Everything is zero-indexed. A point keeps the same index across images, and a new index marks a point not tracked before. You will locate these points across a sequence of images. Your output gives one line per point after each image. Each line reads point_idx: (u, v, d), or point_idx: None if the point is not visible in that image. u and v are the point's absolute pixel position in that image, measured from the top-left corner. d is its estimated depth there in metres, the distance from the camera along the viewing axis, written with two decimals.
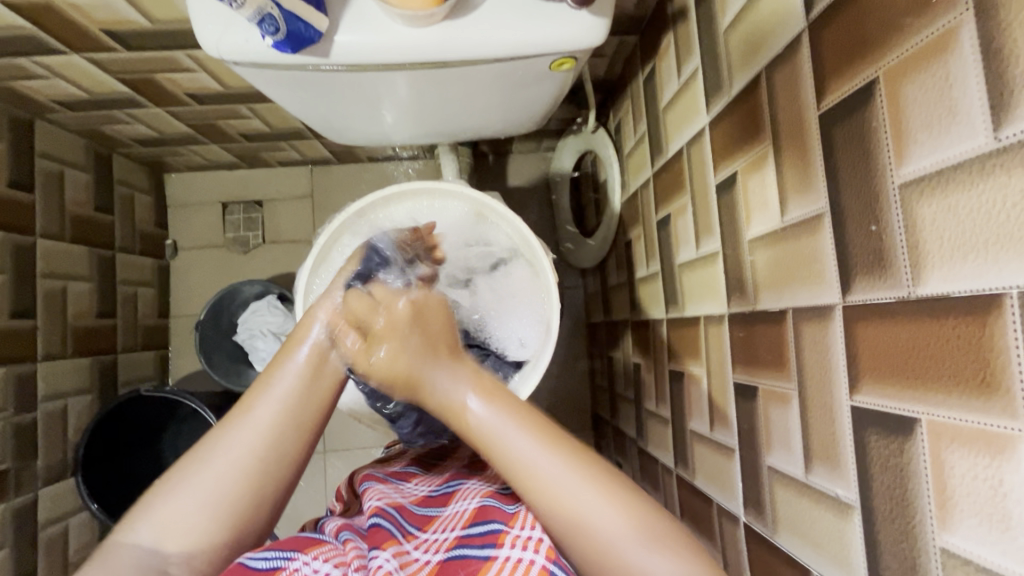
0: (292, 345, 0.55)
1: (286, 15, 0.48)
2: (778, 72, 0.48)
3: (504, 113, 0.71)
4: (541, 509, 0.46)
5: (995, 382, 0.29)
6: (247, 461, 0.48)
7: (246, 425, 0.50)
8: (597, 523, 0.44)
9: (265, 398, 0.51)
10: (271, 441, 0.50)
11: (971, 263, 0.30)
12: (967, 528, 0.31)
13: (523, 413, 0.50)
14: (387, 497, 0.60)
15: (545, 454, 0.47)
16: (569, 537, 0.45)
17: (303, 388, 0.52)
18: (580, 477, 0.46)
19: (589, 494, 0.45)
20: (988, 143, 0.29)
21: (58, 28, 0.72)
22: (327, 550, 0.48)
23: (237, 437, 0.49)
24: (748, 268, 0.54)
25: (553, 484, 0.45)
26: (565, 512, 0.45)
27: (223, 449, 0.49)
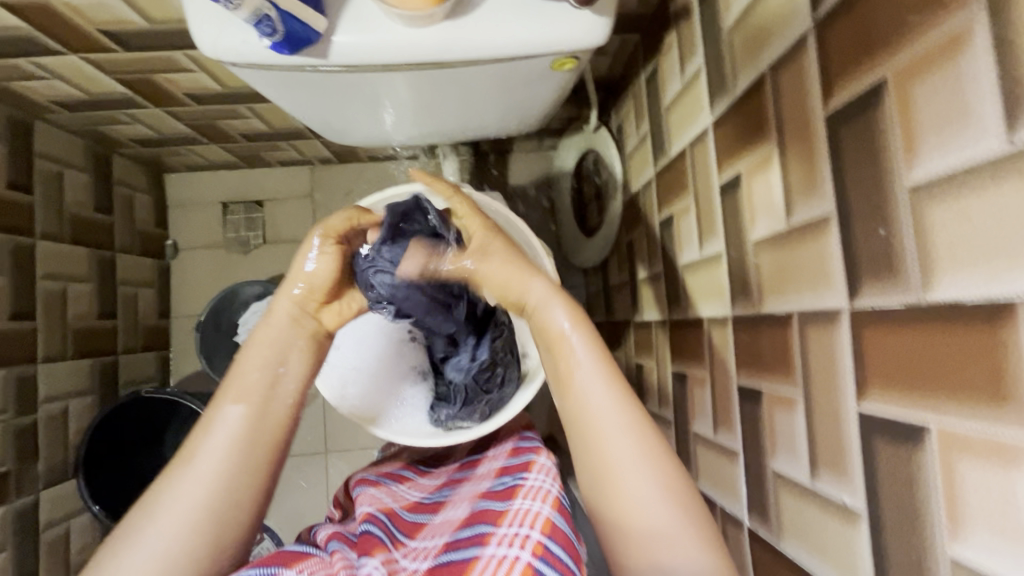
0: (229, 391, 0.55)
1: (283, 15, 0.47)
2: (783, 71, 0.47)
3: (506, 113, 0.71)
4: (579, 440, 0.52)
5: (1008, 393, 0.28)
6: (195, 511, 0.50)
7: (193, 475, 0.52)
8: (625, 474, 0.49)
9: (208, 446, 0.53)
10: (220, 487, 0.52)
11: (984, 270, 0.29)
12: (978, 539, 0.30)
13: (603, 356, 0.53)
14: (378, 503, 0.60)
15: (609, 400, 0.51)
16: (597, 477, 0.50)
17: (246, 434, 0.54)
18: (629, 426, 0.50)
19: (630, 445, 0.49)
20: (1002, 145, 0.28)
21: (56, 29, 0.71)
22: (313, 563, 0.48)
23: (186, 486, 0.51)
24: (753, 269, 0.53)
25: (604, 423, 0.50)
26: (601, 452, 0.50)
27: (174, 498, 0.51)
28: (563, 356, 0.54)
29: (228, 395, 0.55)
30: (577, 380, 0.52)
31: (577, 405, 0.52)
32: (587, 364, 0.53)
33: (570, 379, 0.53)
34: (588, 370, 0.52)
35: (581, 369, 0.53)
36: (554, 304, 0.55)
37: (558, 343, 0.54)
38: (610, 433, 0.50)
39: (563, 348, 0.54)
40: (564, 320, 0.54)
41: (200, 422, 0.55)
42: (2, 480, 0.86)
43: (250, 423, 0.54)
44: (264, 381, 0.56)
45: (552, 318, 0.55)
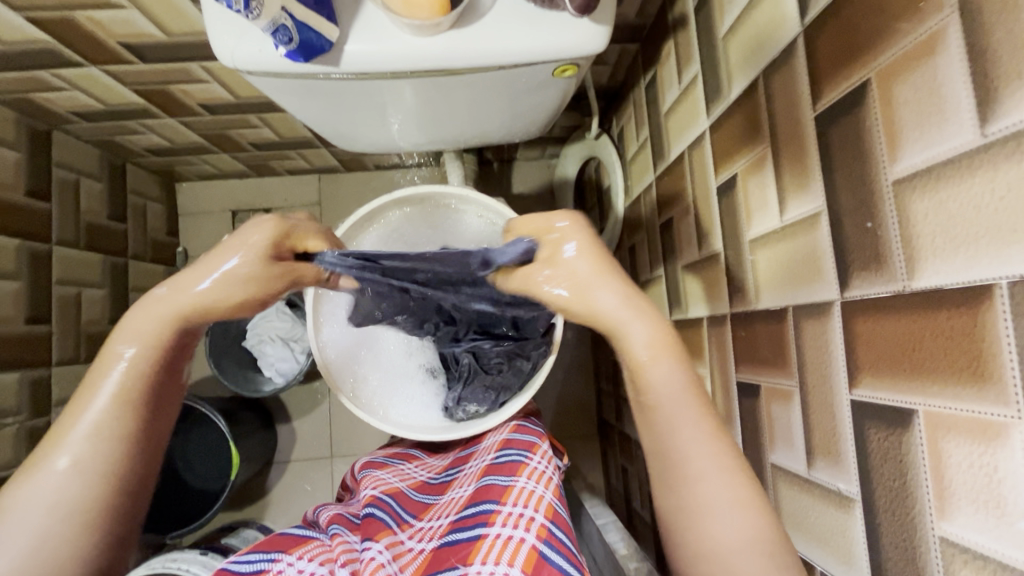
0: (85, 391, 0.45)
1: (298, 25, 0.49)
2: (774, 76, 0.49)
3: (510, 119, 0.73)
4: (670, 488, 0.45)
5: (988, 372, 0.30)
6: (64, 514, 0.42)
7: (64, 474, 0.43)
8: (715, 519, 0.43)
9: (72, 441, 0.44)
10: (94, 482, 0.43)
11: (964, 257, 0.31)
12: (965, 516, 0.32)
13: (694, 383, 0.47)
14: (384, 484, 0.61)
15: (696, 439, 0.45)
16: (682, 524, 0.44)
17: (121, 425, 0.45)
18: (720, 471, 0.44)
19: (723, 496, 0.43)
20: (975, 138, 0.30)
21: (78, 42, 0.75)
22: (314, 549, 0.48)
23: (49, 485, 0.42)
24: (749, 267, 0.55)
25: (690, 464, 0.45)
26: (689, 496, 0.44)
27: (31, 501, 0.42)
28: (647, 393, 0.47)
29: (93, 378, 0.45)
30: (657, 408, 0.46)
31: (659, 447, 0.46)
32: (672, 399, 0.46)
33: (653, 412, 0.47)
34: (678, 411, 0.46)
35: (664, 406, 0.46)
36: (636, 314, 0.47)
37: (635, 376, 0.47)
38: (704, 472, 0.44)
39: (639, 386, 0.47)
40: (644, 349, 0.47)
41: (51, 429, 0.45)
42: None
43: (126, 416, 0.46)
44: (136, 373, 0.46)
45: (625, 334, 0.47)
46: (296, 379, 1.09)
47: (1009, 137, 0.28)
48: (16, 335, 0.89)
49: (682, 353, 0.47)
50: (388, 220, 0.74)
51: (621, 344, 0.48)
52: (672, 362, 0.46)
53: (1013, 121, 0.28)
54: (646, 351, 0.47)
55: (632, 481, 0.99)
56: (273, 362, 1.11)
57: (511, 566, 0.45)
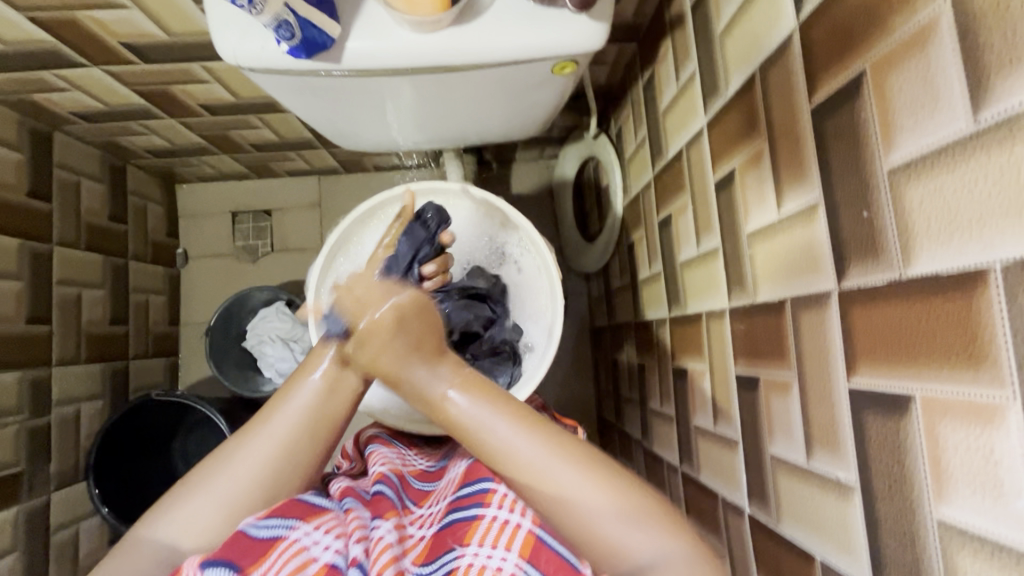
0: (308, 362, 0.55)
1: (301, 21, 0.50)
2: (770, 70, 0.50)
3: (509, 118, 0.74)
4: (525, 494, 0.47)
5: (983, 355, 0.30)
6: (268, 458, 0.51)
7: (267, 433, 0.52)
8: (576, 498, 0.45)
9: (286, 409, 0.53)
10: (284, 450, 0.52)
11: (959, 242, 0.31)
12: (962, 499, 0.32)
13: (489, 390, 0.50)
14: (390, 463, 0.63)
15: (528, 440, 0.47)
16: (553, 514, 0.46)
17: (319, 406, 0.53)
18: (562, 456, 0.46)
19: (575, 476, 0.45)
20: (968, 125, 0.30)
21: (81, 43, 0.75)
22: (329, 521, 0.50)
23: (261, 438, 0.52)
24: (747, 261, 0.56)
25: (531, 463, 0.46)
26: (547, 491, 0.45)
27: (248, 451, 0.51)
28: (478, 433, 0.48)
29: (314, 362, 0.55)
30: (478, 428, 0.48)
31: (502, 466, 0.47)
32: (485, 416, 0.48)
33: (467, 432, 0.49)
34: (488, 418, 0.48)
35: (488, 427, 0.48)
36: (412, 361, 0.51)
37: (443, 414, 0.50)
38: (517, 448, 0.47)
39: (457, 420, 0.49)
40: (447, 387, 0.50)
41: (285, 382, 0.55)
42: (14, 480, 0.88)
43: (318, 390, 0.54)
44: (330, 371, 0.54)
45: (419, 382, 0.51)
46: None
47: (1000, 123, 0.29)
48: (16, 334, 0.89)
49: (485, 381, 0.51)
50: (389, 210, 0.74)
51: (416, 389, 0.51)
52: (468, 390, 0.50)
53: (1004, 108, 0.28)
54: (450, 389, 0.50)
55: None
56: (272, 362, 1.11)
57: (508, 551, 0.46)
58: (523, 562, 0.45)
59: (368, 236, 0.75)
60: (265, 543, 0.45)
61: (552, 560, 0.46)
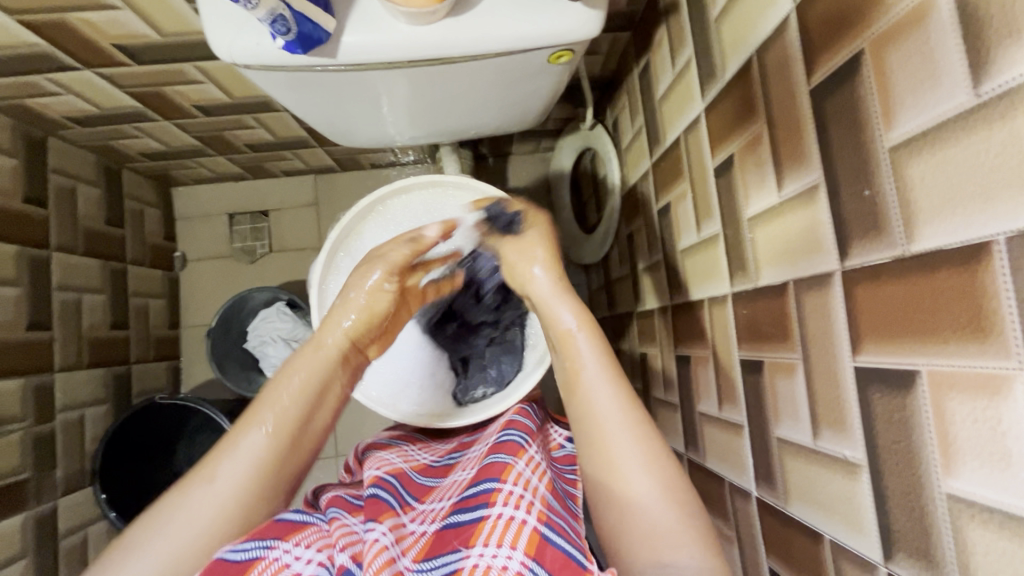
0: (263, 408, 0.54)
1: (296, 16, 0.50)
2: (767, 53, 0.50)
3: (506, 109, 0.74)
4: (592, 446, 0.51)
5: (988, 327, 0.30)
6: (213, 517, 0.49)
7: (210, 495, 0.50)
8: (629, 473, 0.48)
9: (230, 468, 0.51)
10: (234, 505, 0.50)
11: (960, 217, 0.32)
12: (970, 471, 0.32)
13: (609, 356, 0.54)
14: (387, 465, 0.62)
15: (614, 406, 0.51)
16: (603, 479, 0.49)
17: (269, 459, 0.52)
18: (635, 434, 0.50)
19: (636, 451, 0.49)
20: (970, 99, 0.30)
21: (73, 45, 0.75)
22: (309, 535, 0.48)
23: (206, 495, 0.49)
24: (749, 245, 0.56)
25: (609, 427, 0.50)
26: (607, 454, 0.49)
27: (188, 511, 0.49)
28: (579, 377, 0.53)
29: (258, 417, 0.53)
30: (580, 371, 0.53)
31: (585, 408, 0.52)
32: (595, 374, 0.53)
33: (575, 373, 0.54)
34: (590, 366, 0.54)
35: (588, 374, 0.53)
36: (556, 300, 0.57)
37: (564, 342, 0.56)
38: (606, 410, 0.51)
39: (571, 346, 0.55)
40: (570, 319, 0.56)
41: (227, 433, 0.53)
42: (22, 487, 0.88)
43: (273, 444, 0.52)
44: (302, 405, 0.55)
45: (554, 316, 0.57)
46: None
47: (1002, 95, 0.29)
48: (17, 341, 0.89)
49: (599, 334, 0.55)
50: (387, 211, 0.75)
51: (548, 313, 0.58)
52: (590, 334, 0.55)
53: (1005, 80, 0.28)
54: (573, 322, 0.56)
55: None
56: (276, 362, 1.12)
57: (514, 549, 0.46)
58: (529, 559, 0.46)
59: (366, 238, 0.75)
60: (241, 566, 0.44)
61: (557, 557, 0.46)
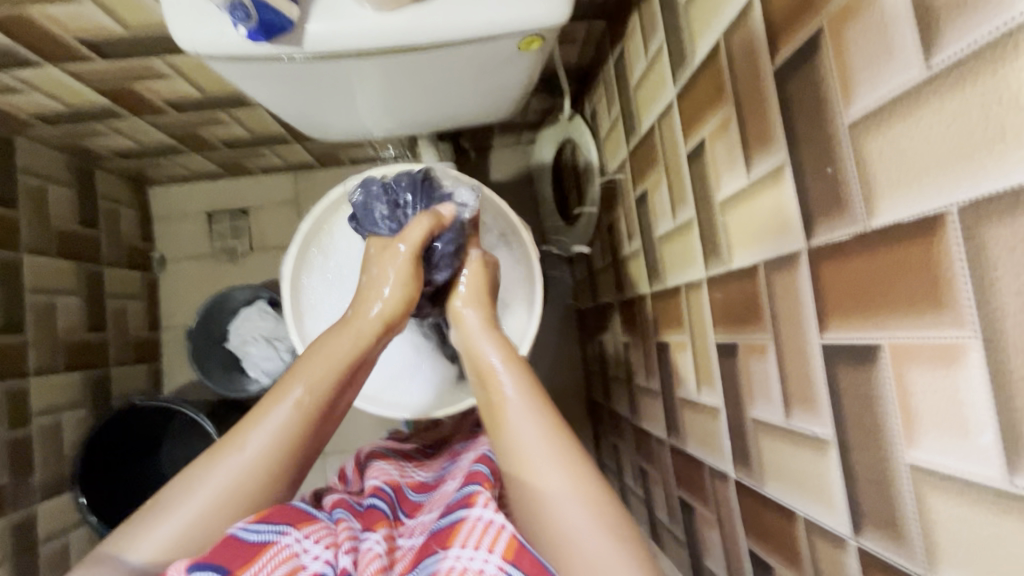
0: (299, 373, 0.54)
1: (255, 3, 0.49)
2: (733, 36, 0.50)
3: (480, 98, 0.73)
4: (519, 482, 0.49)
5: (943, 298, 0.31)
6: (238, 479, 0.51)
7: (239, 460, 0.51)
8: (562, 507, 0.45)
9: (258, 435, 0.52)
10: (258, 474, 0.51)
11: (917, 189, 0.32)
12: (931, 440, 0.33)
13: (533, 387, 0.54)
14: (386, 476, 0.65)
15: (538, 437, 0.49)
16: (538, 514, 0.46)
17: (295, 428, 0.53)
18: (563, 458, 0.48)
19: (560, 479, 0.47)
20: (921, 72, 0.31)
21: (35, 41, 0.73)
22: (320, 530, 0.52)
23: (230, 463, 0.51)
24: (721, 229, 0.56)
25: (535, 462, 0.48)
26: (537, 490, 0.47)
27: (214, 479, 0.51)
28: (501, 417, 0.52)
29: (288, 385, 0.54)
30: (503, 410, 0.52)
31: (508, 437, 0.51)
32: (516, 397, 0.52)
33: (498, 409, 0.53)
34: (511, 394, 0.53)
35: (511, 409, 0.52)
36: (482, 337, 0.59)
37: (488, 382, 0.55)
38: (528, 435, 0.50)
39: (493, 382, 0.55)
40: (495, 356, 0.56)
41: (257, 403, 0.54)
42: None
43: (296, 414, 0.53)
44: (328, 378, 0.54)
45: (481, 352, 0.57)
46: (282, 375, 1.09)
47: (950, 67, 0.29)
48: None
49: (524, 372, 0.55)
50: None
51: (473, 351, 0.58)
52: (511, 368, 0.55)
53: (953, 52, 0.29)
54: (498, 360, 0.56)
55: (623, 455, 1.00)
56: (258, 362, 1.11)
57: (491, 553, 0.46)
58: (506, 564, 0.46)
59: (338, 232, 0.75)
60: (254, 548, 0.47)
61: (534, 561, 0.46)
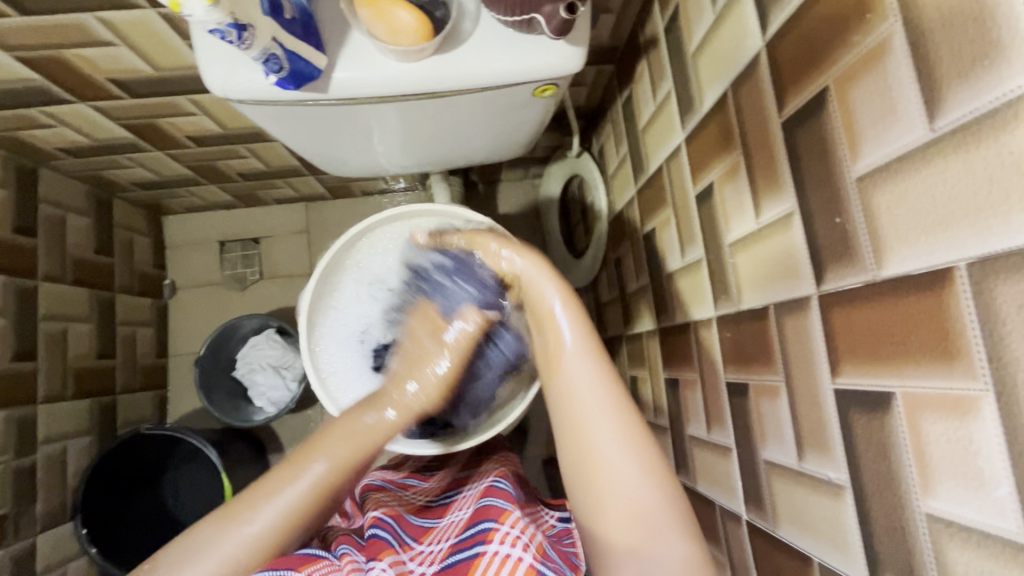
0: (322, 446, 0.56)
1: (289, 54, 0.51)
2: (741, 88, 0.52)
3: (494, 139, 0.75)
4: (569, 420, 0.54)
5: (955, 349, 0.31)
6: (255, 545, 0.52)
7: (257, 522, 0.52)
8: (611, 449, 0.51)
9: (281, 496, 0.53)
10: (275, 539, 0.52)
11: (924, 244, 0.33)
12: (948, 491, 0.33)
13: (594, 343, 0.57)
14: (385, 506, 0.64)
15: (596, 386, 0.54)
16: (579, 444, 0.53)
17: (321, 494, 0.54)
18: (614, 411, 0.53)
19: (610, 428, 0.52)
20: (926, 133, 0.32)
21: (67, 79, 0.76)
22: (321, 568, 0.54)
23: (251, 524, 0.52)
24: (730, 270, 0.57)
25: (588, 401, 0.53)
26: (587, 428, 0.53)
27: (230, 538, 0.51)
28: (560, 370, 0.56)
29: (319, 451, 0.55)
30: (566, 367, 0.56)
31: (566, 386, 0.55)
32: (574, 347, 0.57)
33: (556, 358, 0.57)
34: (576, 351, 0.56)
35: (569, 357, 0.56)
36: (544, 282, 0.61)
37: (546, 324, 0.59)
38: (580, 377, 0.55)
39: (555, 327, 0.58)
40: (558, 305, 0.59)
41: (283, 463, 0.55)
42: None
43: (325, 483, 0.54)
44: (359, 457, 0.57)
45: (542, 297, 0.61)
46: (288, 406, 1.10)
47: (955, 129, 0.31)
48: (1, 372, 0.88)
49: (586, 325, 0.58)
50: (354, 259, 0.76)
51: (535, 296, 0.61)
52: (574, 313, 0.58)
53: (957, 115, 0.30)
54: (559, 309, 0.59)
55: None
56: (265, 391, 1.12)
57: None
58: None
59: (345, 294, 0.76)
60: None
61: None
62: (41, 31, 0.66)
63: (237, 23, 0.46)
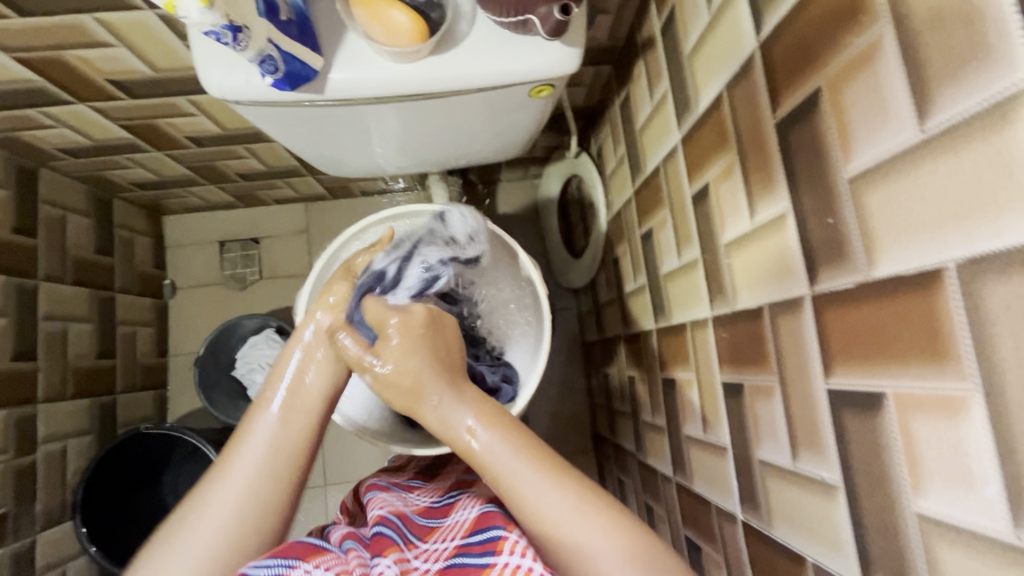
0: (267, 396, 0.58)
1: (284, 55, 0.52)
2: (736, 88, 0.52)
3: (490, 139, 0.75)
4: (542, 538, 0.48)
5: (945, 350, 0.32)
6: (232, 505, 0.52)
7: (228, 482, 0.52)
8: (597, 553, 0.46)
9: (245, 454, 0.54)
10: (248, 494, 0.52)
11: (914, 245, 0.33)
12: (938, 491, 0.33)
13: (520, 437, 0.50)
14: (390, 506, 0.64)
15: (553, 492, 0.48)
16: (569, 566, 0.47)
17: (281, 440, 0.55)
18: (577, 509, 0.47)
19: (589, 528, 0.46)
20: (916, 134, 0.32)
21: (66, 80, 0.76)
22: (329, 559, 0.50)
23: (223, 489, 0.52)
24: (726, 271, 0.57)
25: (552, 516, 0.47)
26: (566, 543, 0.47)
27: (207, 507, 0.51)
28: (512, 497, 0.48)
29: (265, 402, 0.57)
30: (505, 477, 0.49)
31: (518, 503, 0.48)
32: (507, 459, 0.49)
33: (499, 482, 0.49)
34: (501, 451, 0.50)
35: (500, 465, 0.49)
36: (447, 401, 0.52)
37: (465, 450, 0.51)
38: (531, 487, 0.48)
39: (478, 458, 0.50)
40: (468, 421, 0.51)
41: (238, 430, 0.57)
42: None
43: (279, 428, 0.56)
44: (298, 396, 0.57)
45: (446, 415, 0.51)
46: None
47: (943, 131, 0.31)
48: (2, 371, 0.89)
49: (501, 420, 0.51)
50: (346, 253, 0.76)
51: (442, 428, 0.51)
52: (489, 425, 0.50)
53: (945, 117, 0.30)
54: (472, 425, 0.51)
55: (629, 491, 0.99)
56: None
57: None
58: None
59: None
60: None
61: None
62: (40, 32, 0.67)
63: (232, 26, 0.46)
